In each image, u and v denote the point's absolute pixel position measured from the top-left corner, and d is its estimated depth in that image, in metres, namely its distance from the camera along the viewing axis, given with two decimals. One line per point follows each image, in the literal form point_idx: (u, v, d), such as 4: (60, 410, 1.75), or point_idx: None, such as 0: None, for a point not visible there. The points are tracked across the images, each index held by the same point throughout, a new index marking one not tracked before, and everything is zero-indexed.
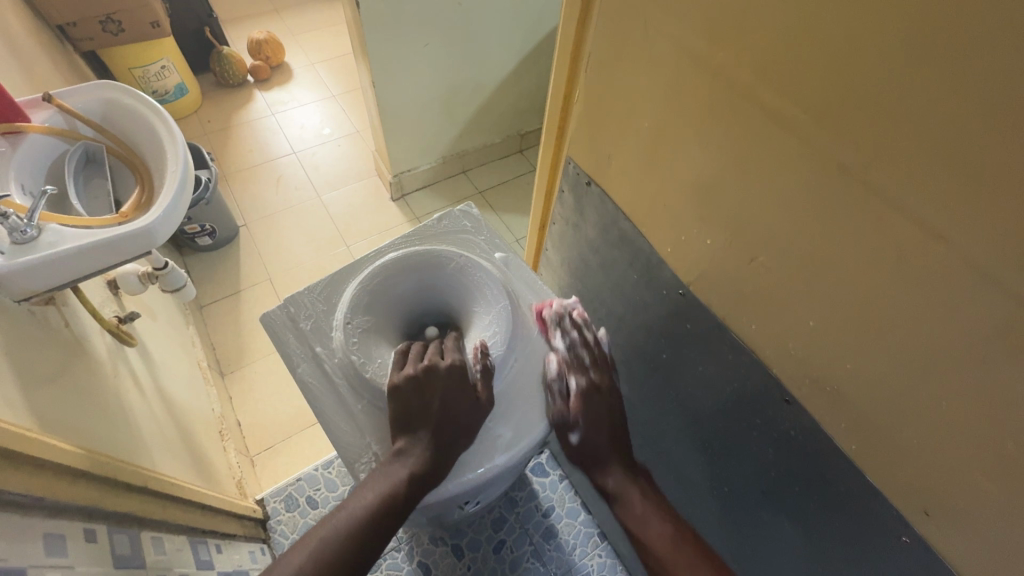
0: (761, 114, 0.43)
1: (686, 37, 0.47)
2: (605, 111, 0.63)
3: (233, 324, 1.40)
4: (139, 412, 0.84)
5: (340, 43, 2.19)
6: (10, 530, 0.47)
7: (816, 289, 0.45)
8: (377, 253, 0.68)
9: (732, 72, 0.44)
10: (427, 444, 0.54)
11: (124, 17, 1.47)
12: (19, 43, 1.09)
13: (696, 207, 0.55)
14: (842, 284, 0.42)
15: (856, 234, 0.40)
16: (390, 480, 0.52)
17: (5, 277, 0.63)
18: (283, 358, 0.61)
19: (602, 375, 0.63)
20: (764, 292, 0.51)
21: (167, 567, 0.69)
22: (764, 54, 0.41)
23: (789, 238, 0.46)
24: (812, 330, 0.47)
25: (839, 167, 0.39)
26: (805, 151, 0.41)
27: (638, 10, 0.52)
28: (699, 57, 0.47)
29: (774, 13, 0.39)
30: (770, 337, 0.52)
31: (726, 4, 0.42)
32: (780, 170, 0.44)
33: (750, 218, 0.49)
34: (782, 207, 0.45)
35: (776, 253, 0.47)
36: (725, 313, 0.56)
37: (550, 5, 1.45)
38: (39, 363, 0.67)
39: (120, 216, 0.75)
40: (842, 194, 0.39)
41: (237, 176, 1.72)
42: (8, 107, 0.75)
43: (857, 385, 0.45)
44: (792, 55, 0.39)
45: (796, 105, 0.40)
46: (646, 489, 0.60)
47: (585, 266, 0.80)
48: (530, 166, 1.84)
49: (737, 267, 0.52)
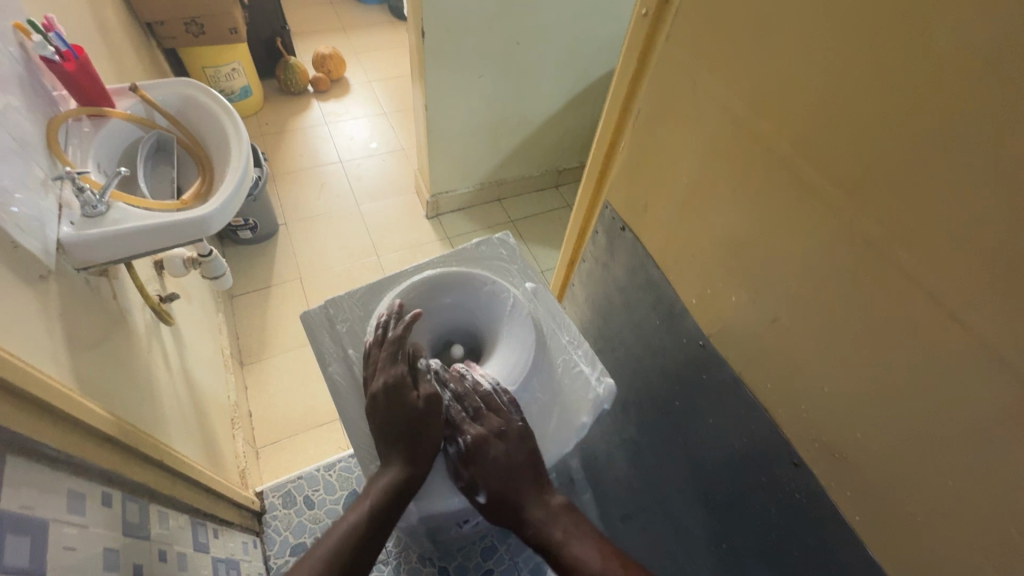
0: (795, 184, 0.46)
1: (730, 103, 0.51)
2: (645, 161, 0.66)
3: (260, 317, 1.45)
4: (163, 387, 0.88)
5: (398, 64, 2.31)
6: (41, 481, 0.50)
7: (834, 355, 0.46)
8: (415, 269, 0.71)
9: (773, 142, 0.47)
10: (400, 455, 0.55)
11: (207, 21, 1.59)
12: (112, 35, 1.18)
13: (725, 261, 0.57)
14: (855, 351, 0.44)
15: (877, 307, 0.41)
16: (372, 493, 0.54)
17: (72, 246, 0.69)
18: (317, 356, 0.64)
19: (486, 420, 0.59)
20: (781, 353, 0.52)
21: (169, 543, 0.71)
22: (801, 130, 0.44)
23: (811, 303, 0.47)
24: (826, 398, 0.48)
25: (866, 243, 0.41)
26: (834, 227, 0.43)
27: (688, 72, 0.55)
28: (742, 124, 0.50)
29: (820, 95, 0.42)
30: (783, 398, 0.53)
31: (771, 79, 0.46)
32: (808, 237, 0.46)
33: (778, 278, 0.50)
34: (807, 273, 0.47)
35: (797, 315, 0.49)
36: (742, 370, 0.57)
37: (603, 49, 1.51)
38: (85, 327, 0.71)
39: (181, 203, 0.81)
40: (865, 267, 0.41)
41: (284, 178, 1.80)
42: (98, 92, 0.82)
43: (864, 455, 0.45)
44: (833, 135, 0.41)
45: (829, 178, 0.42)
46: (567, 526, 0.57)
47: (608, 304, 0.81)
48: (564, 202, 1.88)
49: (759, 323, 0.54)
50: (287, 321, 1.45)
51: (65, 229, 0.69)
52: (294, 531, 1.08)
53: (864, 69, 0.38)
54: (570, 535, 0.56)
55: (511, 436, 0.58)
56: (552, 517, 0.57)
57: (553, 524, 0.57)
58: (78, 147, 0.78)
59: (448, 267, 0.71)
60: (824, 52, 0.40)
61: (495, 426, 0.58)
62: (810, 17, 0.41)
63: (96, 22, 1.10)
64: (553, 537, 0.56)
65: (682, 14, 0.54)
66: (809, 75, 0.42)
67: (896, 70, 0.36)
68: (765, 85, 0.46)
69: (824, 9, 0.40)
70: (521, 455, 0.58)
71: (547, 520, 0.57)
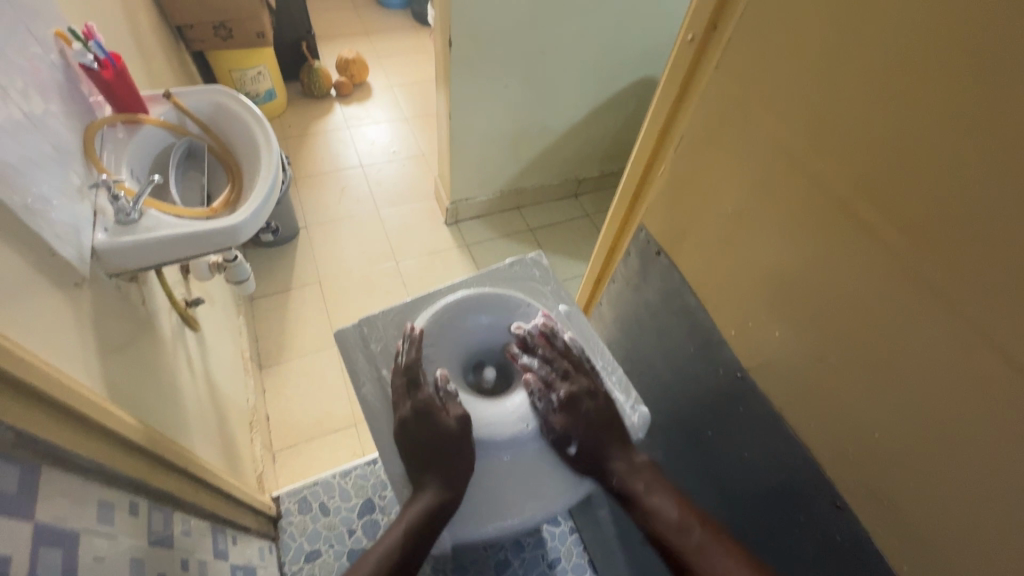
0: (852, 224, 0.44)
1: (784, 136, 0.50)
2: (686, 187, 0.65)
3: (279, 320, 1.46)
4: (187, 393, 0.88)
5: (420, 69, 2.32)
6: (72, 492, 0.51)
7: (886, 402, 0.45)
8: (449, 288, 0.72)
9: (829, 179, 0.46)
10: (434, 481, 0.57)
11: (236, 25, 1.61)
12: (145, 39, 1.20)
13: (768, 295, 0.56)
14: (912, 396, 0.42)
15: (938, 354, 0.40)
16: (405, 521, 0.56)
17: (104, 253, 0.70)
18: (351, 376, 0.65)
19: (576, 380, 0.64)
20: (826, 394, 0.51)
21: (189, 551, 0.71)
22: (863, 170, 0.43)
23: (863, 348, 0.46)
24: (875, 445, 0.47)
25: (929, 290, 0.40)
26: (894, 271, 0.42)
27: (737, 101, 0.54)
28: (795, 158, 0.49)
29: (885, 136, 0.40)
30: (826, 440, 0.52)
31: (829, 115, 0.45)
32: (863, 280, 0.45)
33: (826, 317, 0.49)
34: (860, 316, 0.45)
35: (846, 358, 0.48)
36: (783, 407, 0.56)
37: (628, 59, 1.51)
38: (113, 333, 0.71)
39: (209, 211, 0.81)
40: (929, 315, 0.40)
41: (305, 181, 1.81)
42: (133, 98, 0.83)
43: (917, 509, 0.44)
44: (898, 178, 0.40)
45: (891, 222, 0.41)
46: (649, 480, 0.62)
47: (637, 326, 0.80)
48: (584, 212, 1.87)
49: (803, 360, 0.53)
50: (305, 325, 1.46)
51: (99, 235, 0.69)
52: (309, 537, 1.08)
53: (938, 111, 0.37)
54: (651, 488, 0.62)
55: (597, 396, 0.64)
56: (635, 470, 0.62)
57: (636, 477, 0.62)
58: (112, 153, 0.79)
59: (481, 287, 0.72)
60: (893, 92, 0.39)
61: (585, 385, 0.64)
62: (879, 56, 0.40)
63: (129, 27, 1.11)
64: (636, 489, 0.62)
65: (734, 42, 0.53)
66: (875, 115, 0.41)
67: (973, 117, 0.35)
68: (823, 121, 0.45)
69: (895, 50, 0.39)
70: (607, 413, 0.64)
71: (630, 473, 0.62)
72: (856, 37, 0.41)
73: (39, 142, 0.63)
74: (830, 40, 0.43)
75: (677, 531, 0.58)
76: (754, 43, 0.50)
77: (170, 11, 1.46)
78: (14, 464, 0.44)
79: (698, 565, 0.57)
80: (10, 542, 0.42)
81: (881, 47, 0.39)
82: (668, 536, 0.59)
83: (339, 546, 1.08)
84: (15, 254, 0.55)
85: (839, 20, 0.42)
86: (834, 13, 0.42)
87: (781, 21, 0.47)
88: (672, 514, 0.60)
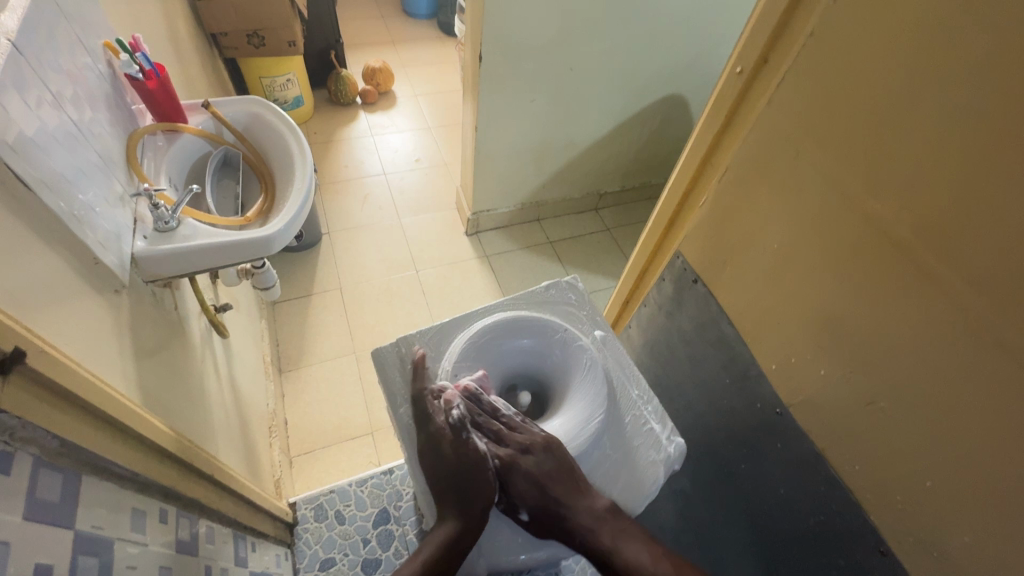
0: (911, 270, 0.45)
1: (840, 176, 0.51)
2: (730, 219, 0.66)
3: (300, 325, 1.47)
4: (214, 399, 0.89)
5: (443, 79, 2.34)
6: (108, 499, 0.51)
7: (939, 449, 0.45)
8: (486, 311, 0.74)
9: (885, 222, 0.47)
10: (450, 511, 0.59)
11: (268, 34, 1.64)
12: (182, 48, 1.23)
13: (815, 333, 0.56)
14: (971, 443, 0.43)
15: (1000, 403, 0.40)
16: (428, 549, 0.58)
17: (143, 260, 0.71)
18: (388, 396, 0.67)
19: (507, 440, 0.63)
20: (873, 437, 0.51)
21: (213, 558, 0.72)
22: (924, 217, 0.44)
23: (917, 393, 0.46)
24: (927, 491, 0.47)
25: (995, 342, 0.40)
26: (956, 319, 0.42)
27: (791, 140, 0.55)
28: (851, 200, 0.50)
29: (948, 184, 0.42)
30: (872, 481, 0.52)
31: (890, 162, 0.46)
32: (920, 325, 0.45)
33: (877, 359, 0.50)
34: (914, 362, 0.46)
35: (899, 401, 0.48)
36: (825, 446, 0.56)
37: (656, 78, 1.52)
38: (149, 337, 0.73)
39: (244, 220, 0.83)
40: (990, 366, 0.41)
41: (329, 187, 1.84)
42: (174, 108, 0.85)
43: (969, 557, 0.44)
44: (961, 227, 0.41)
45: (954, 271, 0.42)
46: (614, 529, 0.61)
47: (669, 352, 0.81)
48: (604, 226, 1.87)
49: (849, 400, 0.53)
50: (326, 331, 1.47)
51: (139, 242, 0.71)
52: (324, 545, 1.08)
53: (1007, 163, 0.38)
54: (617, 538, 0.60)
55: (537, 451, 0.62)
56: (597, 522, 0.61)
57: (601, 530, 0.61)
58: (152, 160, 0.81)
59: (518, 310, 0.74)
60: (958, 140, 0.40)
61: (519, 444, 0.62)
62: (946, 106, 0.41)
63: (169, 37, 1.14)
64: (602, 542, 0.60)
65: (791, 81, 0.54)
66: (938, 162, 0.42)
67: None
68: (883, 164, 0.46)
69: (963, 104, 0.40)
70: (552, 466, 0.62)
71: (592, 527, 0.60)
72: (923, 86, 0.42)
73: (86, 151, 0.64)
74: (895, 87, 0.44)
75: None
76: (812, 85, 0.52)
77: (206, 19, 1.49)
78: (58, 473, 0.45)
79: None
80: (52, 552, 0.43)
81: (949, 96, 0.41)
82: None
83: (353, 555, 1.08)
84: (65, 263, 0.56)
85: (904, 69, 0.43)
86: (900, 61, 0.43)
87: (842, 64, 0.48)
88: (641, 561, 0.59)
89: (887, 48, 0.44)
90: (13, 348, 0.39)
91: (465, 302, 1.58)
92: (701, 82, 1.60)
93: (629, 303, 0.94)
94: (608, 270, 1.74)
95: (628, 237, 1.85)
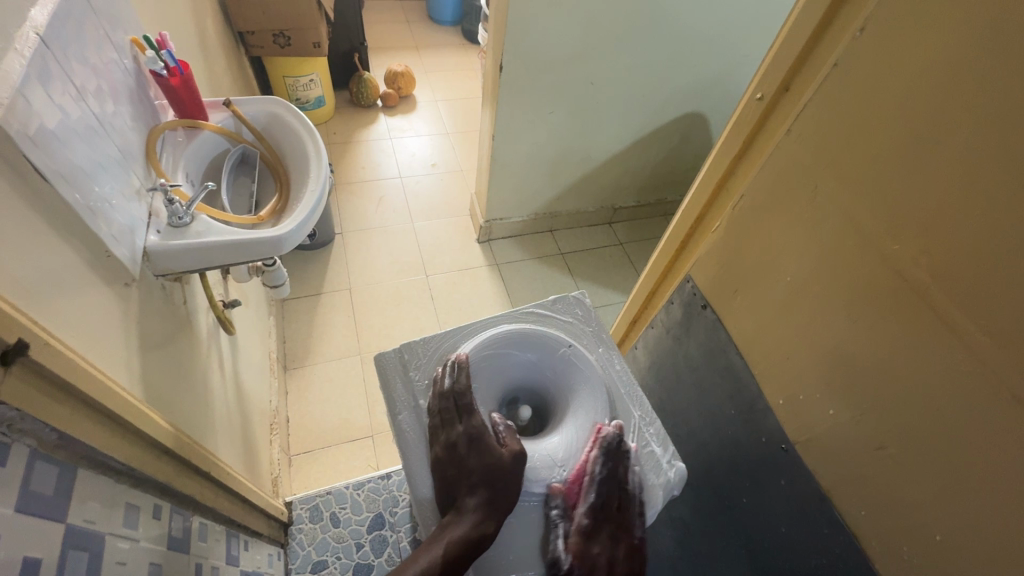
0: (929, 314, 0.44)
1: (857, 214, 0.50)
2: (742, 247, 0.65)
3: (307, 324, 1.48)
4: (216, 395, 0.90)
5: (464, 86, 2.36)
6: (101, 494, 0.51)
7: (952, 502, 0.43)
8: (492, 323, 0.74)
9: (904, 263, 0.45)
10: (475, 507, 0.58)
11: (294, 34, 1.65)
12: (209, 46, 1.25)
13: (826, 372, 0.55)
14: (983, 498, 0.41)
15: (1015, 459, 0.38)
16: (444, 543, 0.56)
17: (155, 254, 0.72)
18: (388, 403, 0.67)
19: (610, 516, 0.62)
20: (881, 482, 0.49)
21: (205, 556, 0.71)
22: (947, 262, 0.42)
23: (930, 442, 0.45)
24: (937, 545, 0.45)
25: (1013, 395, 0.38)
26: (976, 371, 0.41)
27: (809, 172, 0.54)
28: (867, 237, 0.49)
29: (969, 230, 0.40)
30: (879, 529, 0.50)
31: (909, 204, 0.45)
32: (936, 374, 0.44)
33: (889, 404, 0.48)
34: (927, 410, 0.45)
35: (909, 448, 0.47)
36: (831, 487, 0.55)
37: (676, 95, 1.51)
38: (156, 331, 0.73)
39: (256, 219, 0.84)
40: (1007, 422, 0.39)
41: (345, 188, 1.85)
42: (196, 104, 0.86)
43: None
44: (982, 273, 0.40)
45: (974, 319, 0.40)
46: None
47: (675, 378, 0.80)
48: (616, 240, 1.86)
49: (859, 444, 0.51)
50: (333, 331, 1.48)
51: (152, 237, 0.72)
52: (317, 547, 1.08)
53: None
54: None
55: (620, 544, 0.61)
56: None
57: None
58: (171, 155, 0.82)
59: (524, 324, 0.74)
60: (982, 184, 0.39)
61: (612, 530, 0.61)
62: (969, 149, 0.40)
63: (197, 35, 1.16)
64: None
65: (810, 112, 0.53)
66: (961, 207, 0.41)
67: None
68: (901, 203, 0.45)
69: (989, 148, 0.39)
70: (619, 573, 0.60)
71: None
72: (947, 129, 0.41)
73: (106, 146, 0.65)
74: (918, 127, 0.43)
75: None
76: (831, 118, 0.51)
77: (234, 18, 1.52)
78: (53, 466, 0.46)
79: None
80: (42, 546, 0.43)
81: (971, 141, 0.40)
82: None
83: (346, 559, 1.07)
84: (77, 256, 0.57)
85: (925, 108, 0.42)
86: (926, 103, 0.42)
87: (866, 98, 0.47)
88: None
89: (914, 86, 0.43)
90: (16, 339, 0.40)
91: (473, 310, 1.58)
92: (723, 101, 1.59)
93: (636, 323, 0.93)
94: (619, 285, 1.73)
95: (640, 252, 1.83)
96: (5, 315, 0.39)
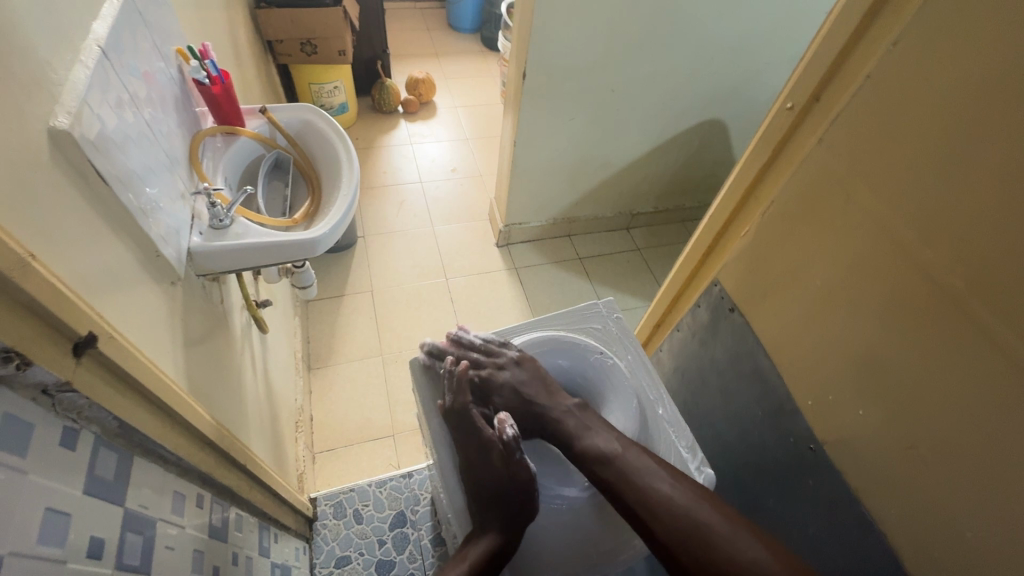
0: (963, 322, 0.45)
1: (891, 221, 0.50)
2: (771, 252, 0.66)
3: (330, 325, 1.51)
4: (249, 391, 0.93)
5: (483, 92, 2.39)
6: (153, 482, 0.54)
7: (983, 501, 0.44)
8: (527, 329, 0.79)
9: (937, 270, 0.46)
10: (494, 520, 0.61)
11: (320, 43, 1.70)
12: (242, 55, 1.29)
13: (857, 375, 0.56)
14: (1014, 499, 0.42)
15: None
16: (471, 555, 0.59)
17: (199, 256, 0.75)
18: (423, 404, 0.69)
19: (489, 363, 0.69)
20: (911, 483, 0.50)
21: (240, 545, 0.74)
22: (981, 271, 0.43)
23: (962, 445, 0.45)
24: (968, 545, 0.46)
25: None
26: (1010, 378, 0.41)
27: (841, 180, 0.56)
28: (900, 245, 0.50)
29: (999, 237, 0.41)
30: (908, 529, 0.51)
31: (942, 211, 0.46)
32: (971, 380, 0.44)
33: (923, 408, 0.49)
34: (960, 413, 0.45)
35: (942, 451, 0.47)
36: (860, 488, 0.55)
37: (696, 102, 1.52)
38: (198, 327, 0.76)
39: (291, 221, 0.87)
40: None
41: (367, 192, 1.89)
42: (235, 113, 0.90)
43: None
44: (1017, 282, 0.40)
45: (1007, 326, 0.41)
46: (584, 421, 0.65)
47: (700, 380, 0.81)
48: (634, 246, 1.87)
49: (889, 446, 0.52)
50: (356, 332, 1.51)
51: (196, 238, 0.75)
52: (341, 543, 1.10)
53: None
54: (584, 428, 0.64)
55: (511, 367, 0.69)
56: (567, 413, 0.66)
57: (570, 419, 0.65)
58: (211, 160, 0.86)
59: (557, 330, 0.78)
60: (1017, 195, 0.40)
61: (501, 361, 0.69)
62: (1005, 159, 0.41)
63: (231, 44, 1.20)
64: (570, 430, 0.64)
65: (843, 121, 0.55)
66: (996, 217, 0.42)
67: None
68: (936, 212, 0.46)
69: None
70: (523, 378, 0.68)
71: (563, 418, 0.65)
72: (985, 140, 0.42)
73: (156, 151, 0.69)
74: (949, 137, 0.44)
75: (611, 464, 0.60)
76: (865, 127, 0.52)
77: (264, 28, 1.56)
78: (114, 453, 0.48)
79: (629, 485, 0.58)
80: (104, 527, 0.46)
81: (1008, 152, 0.41)
82: (597, 468, 0.60)
83: (368, 555, 1.09)
84: (132, 254, 0.60)
85: (962, 118, 0.43)
86: (957, 115, 0.44)
87: (901, 108, 0.48)
88: (605, 448, 0.61)
89: (947, 99, 0.44)
90: (87, 332, 0.42)
91: (493, 313, 1.60)
92: (743, 108, 1.60)
93: (660, 327, 0.94)
94: (637, 290, 1.74)
95: (657, 258, 1.84)
96: (80, 309, 0.42)
